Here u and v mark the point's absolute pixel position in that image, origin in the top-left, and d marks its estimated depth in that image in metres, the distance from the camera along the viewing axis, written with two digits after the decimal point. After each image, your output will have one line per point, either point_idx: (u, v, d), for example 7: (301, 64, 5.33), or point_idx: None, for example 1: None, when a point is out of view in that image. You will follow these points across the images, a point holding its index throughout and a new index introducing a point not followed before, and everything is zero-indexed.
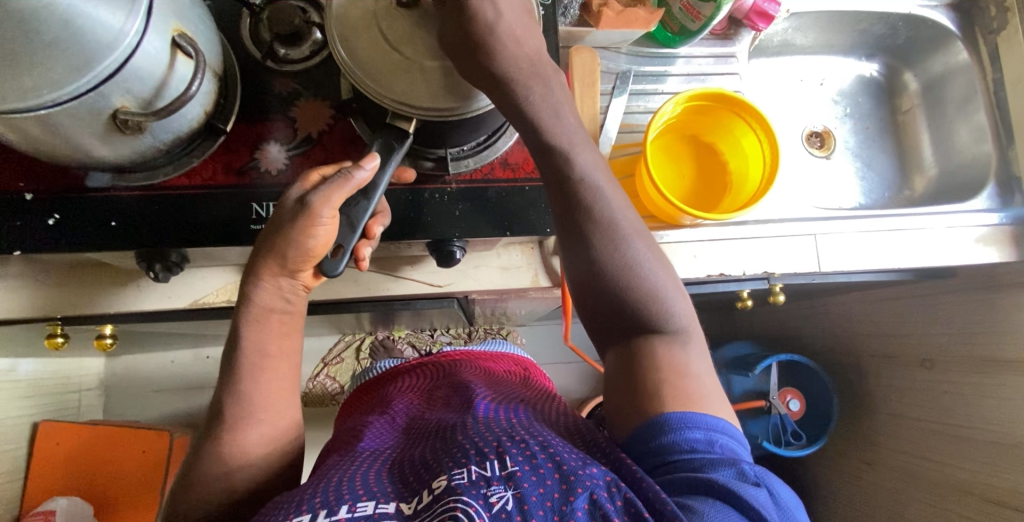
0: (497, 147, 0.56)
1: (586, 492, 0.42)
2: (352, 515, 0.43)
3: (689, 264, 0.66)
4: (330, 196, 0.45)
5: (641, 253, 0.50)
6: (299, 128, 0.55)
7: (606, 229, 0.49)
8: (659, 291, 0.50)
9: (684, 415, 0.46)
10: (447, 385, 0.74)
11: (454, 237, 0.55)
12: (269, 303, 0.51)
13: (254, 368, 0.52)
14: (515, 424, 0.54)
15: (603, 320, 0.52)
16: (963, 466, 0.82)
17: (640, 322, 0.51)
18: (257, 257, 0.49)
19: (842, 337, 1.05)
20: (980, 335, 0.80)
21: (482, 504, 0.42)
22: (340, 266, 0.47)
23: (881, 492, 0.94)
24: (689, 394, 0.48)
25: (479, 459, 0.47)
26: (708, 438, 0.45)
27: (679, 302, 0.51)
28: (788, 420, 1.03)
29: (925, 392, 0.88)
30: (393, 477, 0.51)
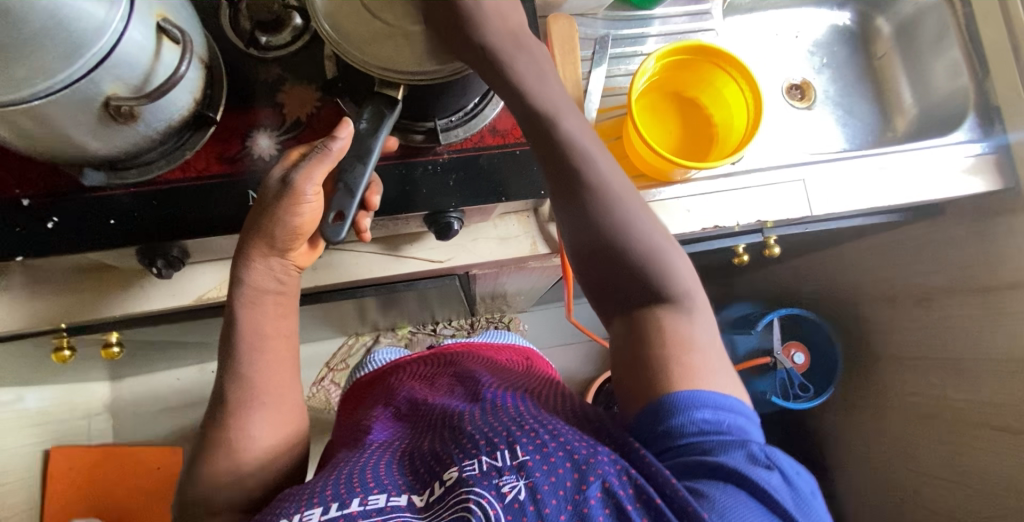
0: (484, 115, 0.56)
1: (600, 481, 0.43)
2: (365, 507, 0.44)
3: (683, 219, 0.67)
4: (313, 171, 0.49)
5: (638, 216, 0.51)
6: (287, 113, 0.55)
7: (605, 200, 0.50)
8: (659, 251, 0.51)
9: (689, 389, 0.47)
10: (452, 372, 0.75)
11: (451, 206, 0.56)
12: (261, 284, 0.55)
13: (253, 349, 0.55)
14: (522, 412, 0.55)
15: (605, 289, 0.54)
16: (974, 398, 0.83)
17: (641, 290, 0.52)
18: (247, 241, 0.52)
19: (839, 287, 1.06)
20: (975, 266, 0.81)
21: (495, 495, 0.43)
22: (342, 231, 0.47)
23: (897, 435, 0.97)
24: (693, 361, 0.49)
25: (490, 450, 0.48)
26: (716, 417, 0.46)
27: (679, 267, 0.52)
28: (795, 374, 1.04)
29: (928, 330, 0.90)
30: (403, 469, 0.52)
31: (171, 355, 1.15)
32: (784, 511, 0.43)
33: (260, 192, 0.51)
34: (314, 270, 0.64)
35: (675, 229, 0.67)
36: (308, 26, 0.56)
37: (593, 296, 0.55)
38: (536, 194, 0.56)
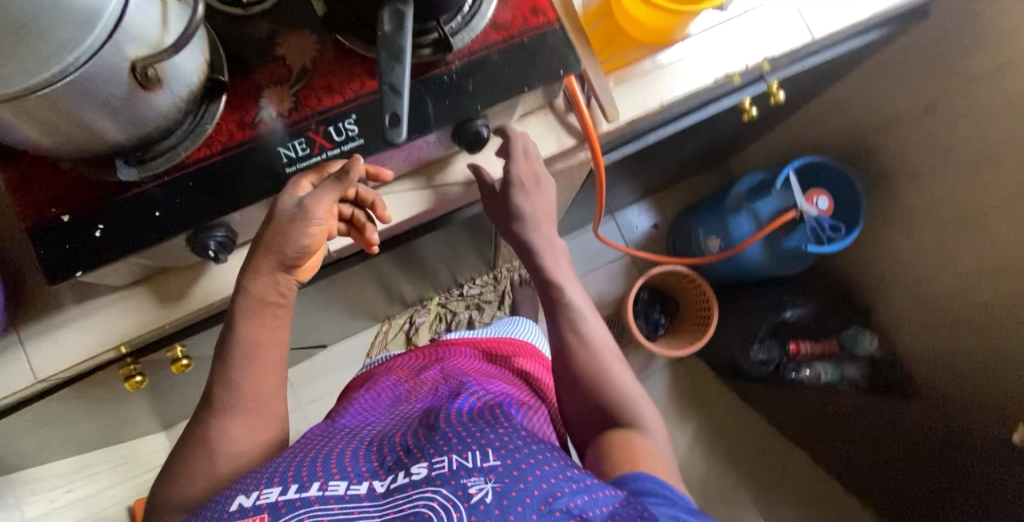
0: (483, 12, 0.56)
1: (561, 500, 0.52)
2: (324, 493, 0.54)
3: (692, 75, 0.68)
4: (319, 208, 0.53)
5: (611, 366, 0.74)
6: (289, 64, 0.54)
7: (587, 346, 0.75)
8: (628, 396, 0.71)
9: (647, 472, 0.61)
10: (437, 370, 0.87)
11: (476, 111, 0.56)
12: (264, 294, 0.59)
13: (246, 358, 0.61)
14: (495, 419, 0.64)
15: (592, 405, 0.72)
16: (998, 182, 0.87)
17: (621, 416, 0.70)
18: (257, 255, 0.56)
19: (845, 125, 1.10)
20: (973, 54, 0.84)
21: (460, 496, 0.52)
22: (404, 133, 0.42)
23: (940, 241, 1.01)
24: (649, 459, 0.63)
25: (462, 451, 0.57)
26: (670, 495, 0.58)
27: (645, 410, 0.70)
28: (822, 219, 1.04)
29: (938, 135, 0.95)
30: (367, 455, 0.62)
31: None
32: None
33: (269, 205, 0.54)
34: None
35: (688, 87, 0.68)
36: None
37: (568, 414, 0.76)
38: (556, 76, 0.56)
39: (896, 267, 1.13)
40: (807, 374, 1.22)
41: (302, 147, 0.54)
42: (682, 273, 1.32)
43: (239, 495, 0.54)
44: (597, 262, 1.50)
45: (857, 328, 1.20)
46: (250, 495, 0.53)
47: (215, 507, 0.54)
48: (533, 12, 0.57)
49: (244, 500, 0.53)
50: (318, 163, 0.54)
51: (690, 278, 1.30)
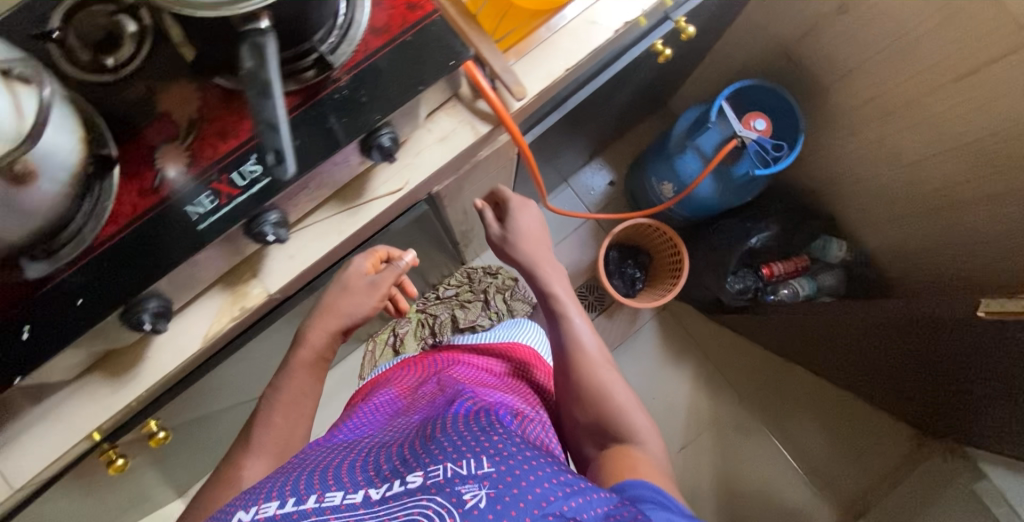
0: (358, 20, 0.54)
1: (553, 505, 0.49)
2: (320, 504, 0.49)
3: (593, 32, 0.67)
4: (385, 281, 0.74)
5: (608, 380, 0.75)
6: (176, 119, 0.53)
7: (587, 361, 0.77)
8: (624, 409, 0.72)
9: (644, 481, 0.60)
10: (437, 382, 0.84)
11: (378, 121, 0.55)
12: (316, 342, 0.72)
13: (283, 396, 0.70)
14: (492, 423, 0.61)
15: (587, 425, 0.73)
16: (929, 62, 0.87)
17: (615, 428, 0.71)
18: (322, 313, 0.72)
19: (768, 40, 1.10)
20: None
21: (455, 502, 0.48)
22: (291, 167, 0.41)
23: (885, 134, 1.02)
24: (647, 469, 0.64)
25: (457, 458, 0.53)
26: (657, 497, 0.57)
27: (640, 419, 0.72)
28: (763, 140, 1.04)
29: (857, 32, 0.93)
30: (362, 466, 0.57)
31: (221, 433, 1.17)
32: None
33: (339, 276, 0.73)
34: (291, 258, 0.62)
35: (592, 44, 0.66)
36: (144, 26, 0.53)
37: (570, 430, 0.77)
38: (447, 69, 0.55)
39: (848, 168, 1.14)
40: (785, 292, 1.24)
41: (209, 200, 0.52)
42: (647, 225, 1.32)
43: (234, 513, 0.50)
44: (563, 233, 1.50)
45: (825, 237, 1.26)
46: (246, 511, 0.50)
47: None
48: (409, 7, 0.55)
49: (242, 516, 0.49)
50: (228, 212, 0.53)
51: (655, 228, 1.31)
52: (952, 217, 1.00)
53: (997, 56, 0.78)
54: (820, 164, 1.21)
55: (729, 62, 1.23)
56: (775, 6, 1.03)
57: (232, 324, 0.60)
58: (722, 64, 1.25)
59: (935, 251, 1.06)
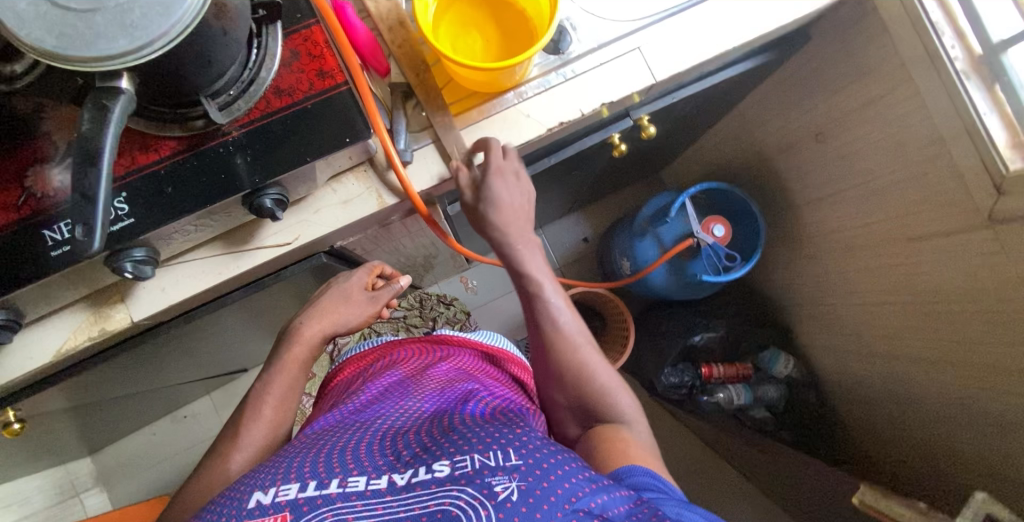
0: (262, 78, 0.53)
1: (584, 499, 0.46)
2: (344, 489, 0.47)
3: (523, 124, 0.65)
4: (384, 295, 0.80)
5: (590, 362, 0.65)
6: (53, 139, 0.52)
7: (566, 345, 0.64)
8: (610, 390, 0.64)
9: (640, 464, 0.55)
10: (448, 369, 0.77)
11: (258, 182, 0.53)
12: (309, 337, 0.75)
13: (275, 378, 0.72)
14: (506, 424, 0.58)
15: (571, 404, 0.66)
16: (887, 215, 0.84)
17: (601, 416, 0.64)
18: (316, 314, 0.75)
19: (750, 146, 1.07)
20: (849, 86, 0.80)
21: (486, 493, 0.46)
22: (96, 242, 0.41)
23: (839, 270, 0.98)
24: (642, 455, 0.58)
25: (482, 449, 0.51)
26: (663, 487, 0.53)
27: (625, 401, 0.64)
28: (718, 247, 1.01)
29: (829, 163, 0.90)
30: (384, 449, 0.55)
31: (126, 413, 1.16)
32: None
33: (342, 283, 0.78)
34: (162, 291, 0.60)
35: (518, 138, 0.65)
36: None
37: (552, 409, 0.70)
38: (342, 144, 0.54)
39: (805, 289, 1.11)
40: (721, 397, 1.17)
41: (67, 229, 0.51)
42: (602, 295, 1.29)
43: (252, 492, 0.47)
44: None
45: (773, 350, 1.19)
46: (265, 494, 0.47)
47: (224, 504, 0.47)
48: (320, 75, 0.54)
49: (261, 497, 0.46)
50: None
51: (610, 300, 1.28)
52: (891, 370, 0.95)
53: (950, 229, 0.74)
54: (781, 277, 1.17)
55: (716, 153, 1.19)
56: (762, 113, 1.00)
57: (87, 344, 0.60)
58: (709, 153, 1.21)
59: (875, 399, 1.01)
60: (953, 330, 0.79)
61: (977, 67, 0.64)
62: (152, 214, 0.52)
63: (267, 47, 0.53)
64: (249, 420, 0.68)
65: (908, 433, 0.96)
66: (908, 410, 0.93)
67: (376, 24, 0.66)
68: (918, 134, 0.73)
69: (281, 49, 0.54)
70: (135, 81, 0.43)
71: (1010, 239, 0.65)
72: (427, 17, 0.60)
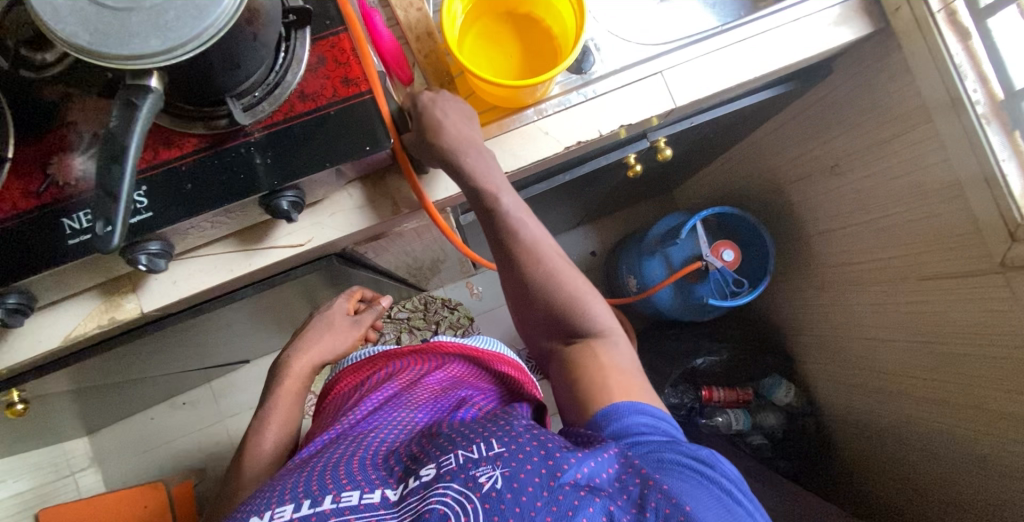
0: (287, 82, 0.53)
1: (568, 470, 0.48)
2: (338, 504, 0.48)
3: (541, 141, 0.65)
4: (368, 316, 0.85)
5: (557, 269, 0.62)
6: (79, 130, 0.53)
7: (533, 262, 0.62)
8: (582, 298, 0.63)
9: (619, 398, 0.56)
10: (441, 377, 0.78)
11: (276, 184, 0.54)
12: (298, 370, 0.77)
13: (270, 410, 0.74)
14: (492, 421, 0.59)
15: (543, 319, 0.65)
16: (898, 253, 0.83)
17: (574, 330, 0.63)
18: (301, 346, 0.79)
19: (764, 173, 1.07)
20: (868, 121, 0.80)
21: (471, 486, 0.47)
22: (115, 240, 0.42)
23: (847, 303, 0.98)
24: (620, 382, 0.59)
25: (467, 445, 0.52)
26: (654, 423, 0.55)
27: (598, 310, 0.63)
28: (726, 272, 1.01)
29: (843, 196, 0.90)
30: (376, 465, 0.56)
31: (127, 397, 1.17)
32: (721, 491, 0.49)
33: (324, 314, 0.83)
34: (174, 284, 0.61)
35: (535, 154, 0.65)
36: None
37: (523, 319, 0.68)
38: (361, 152, 0.54)
39: (811, 318, 1.10)
40: (719, 421, 1.18)
41: (86, 219, 0.52)
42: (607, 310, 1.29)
43: (247, 517, 0.48)
44: None
45: (775, 377, 1.18)
46: (261, 516, 0.47)
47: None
48: (344, 81, 0.54)
49: None
50: None
51: (615, 316, 1.28)
52: (894, 408, 0.94)
53: (961, 271, 0.73)
54: (787, 305, 1.17)
55: (730, 177, 1.19)
56: (779, 141, 0.99)
57: (97, 331, 0.60)
58: (724, 176, 1.21)
59: (875, 435, 1.01)
60: (958, 372, 0.78)
61: (998, 112, 0.64)
62: (170, 209, 0.53)
63: (293, 52, 0.53)
64: (250, 454, 0.69)
65: (907, 473, 0.95)
66: (911, 449, 0.92)
67: (402, 33, 0.66)
68: (935, 174, 0.72)
69: (308, 55, 0.54)
70: (163, 80, 0.44)
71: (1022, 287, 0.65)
72: (453, 30, 0.60)
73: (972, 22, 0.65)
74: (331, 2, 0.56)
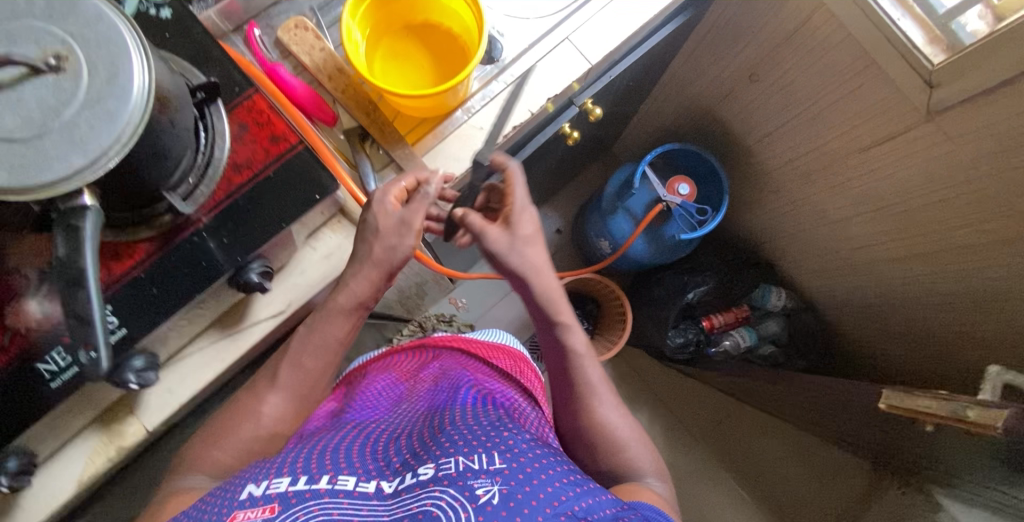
0: (218, 157, 0.52)
1: (564, 500, 0.47)
2: (333, 486, 0.48)
3: (479, 136, 0.67)
4: (417, 216, 0.57)
5: (609, 407, 0.66)
6: (23, 272, 0.50)
7: (592, 386, 0.66)
8: (629, 440, 0.65)
9: (646, 502, 0.55)
10: (442, 369, 0.74)
11: (242, 258, 0.53)
12: (359, 291, 0.58)
13: (307, 341, 0.60)
14: (495, 422, 0.58)
15: (585, 447, 0.66)
16: (832, 135, 0.87)
17: (613, 464, 0.64)
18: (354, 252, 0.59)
19: (690, 103, 1.10)
20: (768, 22, 0.83)
21: (467, 496, 0.46)
22: (106, 360, 0.40)
23: (804, 196, 1.02)
24: (656, 504, 0.57)
25: (468, 453, 0.52)
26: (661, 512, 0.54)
27: (644, 456, 0.64)
28: (688, 205, 1.04)
29: (767, 99, 0.94)
30: (374, 456, 0.55)
31: None
32: None
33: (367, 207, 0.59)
34: (170, 392, 0.59)
35: (476, 152, 0.66)
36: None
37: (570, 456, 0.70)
38: (312, 201, 0.54)
39: (777, 221, 1.14)
40: (727, 344, 1.21)
41: (62, 357, 0.51)
42: (590, 279, 1.31)
43: (245, 485, 0.48)
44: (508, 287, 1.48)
45: (765, 285, 1.22)
46: (258, 485, 0.48)
47: (219, 497, 0.47)
48: (273, 139, 0.54)
49: (253, 490, 0.47)
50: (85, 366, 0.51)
51: (600, 282, 1.30)
52: (879, 276, 0.98)
53: (893, 132, 0.77)
54: (752, 217, 1.21)
55: (661, 118, 1.22)
56: (695, 68, 1.03)
57: (108, 463, 0.59)
58: (654, 119, 1.24)
59: (873, 306, 1.05)
60: (922, 223, 0.83)
61: None
62: (144, 318, 0.51)
63: (214, 126, 0.53)
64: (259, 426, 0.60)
65: (909, 331, 0.99)
66: (904, 308, 0.97)
67: (312, 76, 0.66)
68: (841, 53, 0.76)
69: (228, 125, 0.53)
70: (95, 195, 0.43)
71: (951, 128, 0.70)
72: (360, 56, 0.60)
73: None
74: (234, 66, 0.55)
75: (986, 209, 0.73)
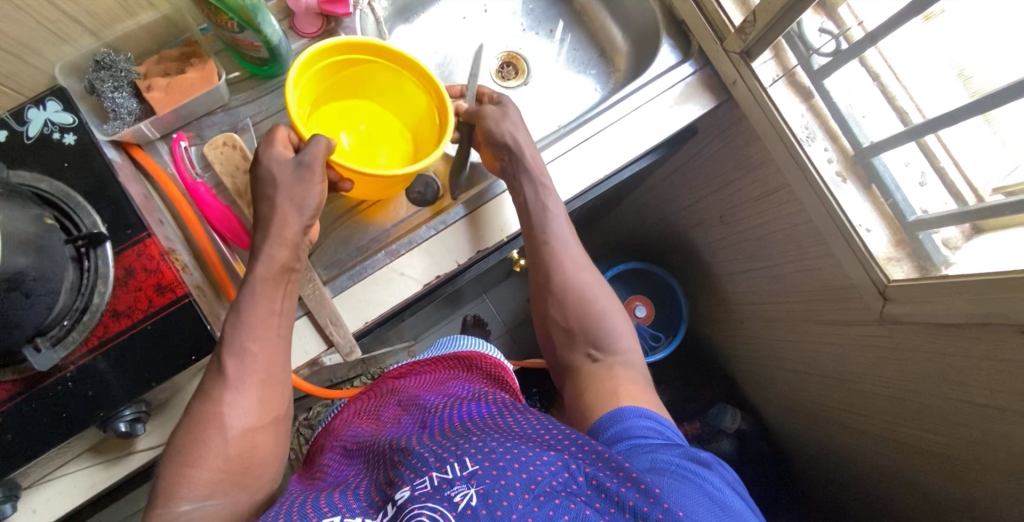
0: (94, 304, 0.51)
1: (542, 480, 0.41)
2: None
3: (399, 282, 0.64)
4: (308, 185, 0.57)
5: (582, 276, 0.66)
6: None
7: (568, 256, 0.66)
8: (605, 311, 0.64)
9: (629, 405, 0.55)
10: (405, 398, 0.63)
11: (102, 415, 0.50)
12: (278, 254, 0.55)
13: (246, 352, 0.52)
14: (465, 429, 0.50)
15: (562, 323, 0.65)
16: (795, 298, 0.83)
17: (588, 335, 0.63)
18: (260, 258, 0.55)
19: (661, 220, 1.07)
20: (738, 177, 0.79)
21: (446, 506, 0.38)
22: None
23: (765, 337, 0.98)
24: (631, 391, 0.57)
25: (440, 463, 0.43)
26: (658, 429, 0.52)
27: (618, 325, 0.64)
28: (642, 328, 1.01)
29: (734, 242, 0.90)
30: (355, 492, 0.45)
31: None
32: (721, 498, 0.45)
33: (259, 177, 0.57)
34: (34, 512, 0.56)
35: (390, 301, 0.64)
36: None
37: (542, 335, 0.68)
38: (186, 361, 0.52)
39: (740, 348, 1.10)
40: None
41: None
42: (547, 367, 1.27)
43: None
44: None
45: (720, 405, 1.17)
46: None
47: None
48: (158, 289, 0.52)
49: None
50: None
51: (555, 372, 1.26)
52: (830, 433, 0.94)
53: (851, 320, 0.73)
54: (717, 336, 1.17)
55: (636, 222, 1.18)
56: (667, 192, 0.99)
57: None
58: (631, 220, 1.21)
59: (823, 458, 1.00)
60: (873, 407, 0.79)
61: (852, 167, 0.67)
62: None
63: (98, 269, 0.51)
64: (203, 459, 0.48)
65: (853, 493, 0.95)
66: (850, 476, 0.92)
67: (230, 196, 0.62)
68: (805, 230, 0.72)
69: (113, 269, 0.52)
70: None
71: (907, 339, 0.65)
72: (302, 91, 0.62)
73: (811, 82, 0.68)
74: (130, 207, 0.53)
75: (942, 427, 0.67)
